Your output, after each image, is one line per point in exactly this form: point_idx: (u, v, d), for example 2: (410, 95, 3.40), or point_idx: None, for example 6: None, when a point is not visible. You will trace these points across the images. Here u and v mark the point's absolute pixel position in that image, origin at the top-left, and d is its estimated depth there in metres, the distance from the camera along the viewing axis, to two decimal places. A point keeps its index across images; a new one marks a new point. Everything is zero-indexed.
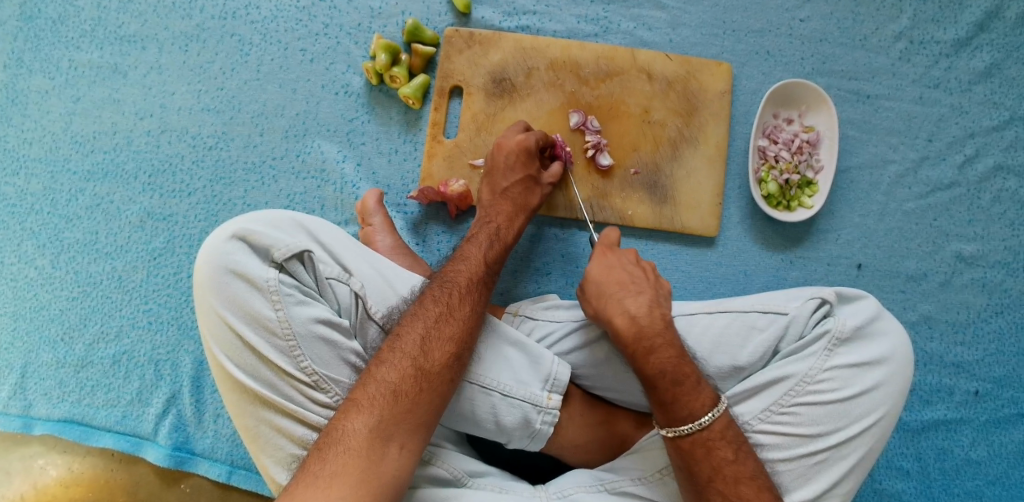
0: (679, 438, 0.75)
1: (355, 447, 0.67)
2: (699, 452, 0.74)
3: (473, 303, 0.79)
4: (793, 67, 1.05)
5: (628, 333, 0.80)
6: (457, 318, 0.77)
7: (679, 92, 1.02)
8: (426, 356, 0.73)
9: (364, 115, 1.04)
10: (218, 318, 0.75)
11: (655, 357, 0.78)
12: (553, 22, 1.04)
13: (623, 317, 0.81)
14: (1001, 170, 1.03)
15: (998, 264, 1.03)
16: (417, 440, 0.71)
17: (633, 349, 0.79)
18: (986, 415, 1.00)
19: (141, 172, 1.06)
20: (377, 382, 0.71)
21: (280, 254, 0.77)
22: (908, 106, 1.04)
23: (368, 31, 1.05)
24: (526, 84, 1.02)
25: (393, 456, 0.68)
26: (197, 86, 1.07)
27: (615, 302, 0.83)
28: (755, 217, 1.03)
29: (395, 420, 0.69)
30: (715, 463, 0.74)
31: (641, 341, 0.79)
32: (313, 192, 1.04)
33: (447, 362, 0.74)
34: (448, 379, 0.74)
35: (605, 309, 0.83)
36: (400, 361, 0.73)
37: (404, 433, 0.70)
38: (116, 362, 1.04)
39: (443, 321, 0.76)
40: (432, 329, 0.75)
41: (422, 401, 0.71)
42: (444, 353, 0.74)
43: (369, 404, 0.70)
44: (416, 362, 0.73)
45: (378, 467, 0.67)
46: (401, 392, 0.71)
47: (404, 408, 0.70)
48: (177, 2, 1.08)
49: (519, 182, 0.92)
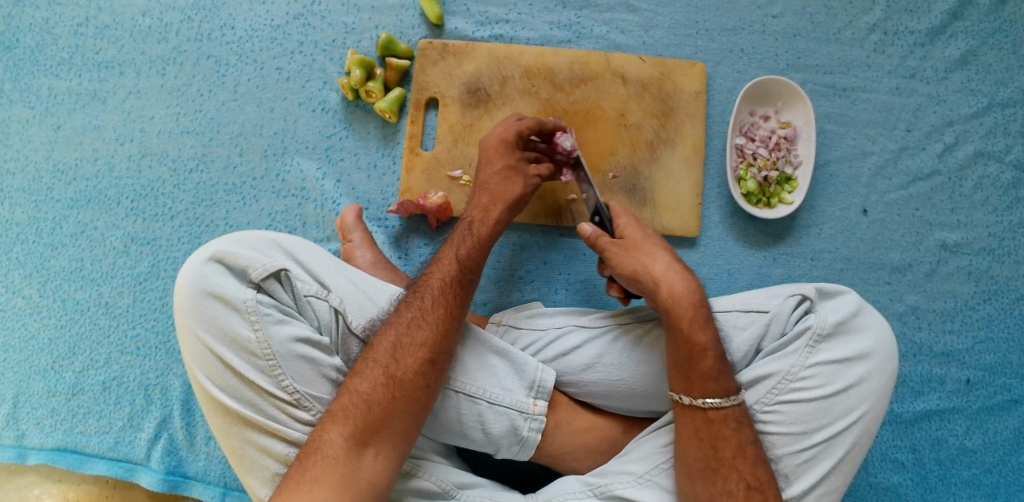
0: (710, 409, 0.76)
1: (333, 457, 0.68)
2: (728, 427, 0.76)
3: (449, 306, 0.78)
4: (768, 64, 1.05)
5: (683, 301, 0.78)
6: (430, 322, 0.77)
7: (655, 95, 1.02)
8: (398, 364, 0.73)
9: (341, 131, 1.04)
10: (200, 342, 0.78)
11: (704, 330, 0.78)
12: (526, 30, 1.04)
13: (681, 285, 0.79)
14: (982, 156, 1.03)
15: (983, 251, 1.02)
16: (397, 445, 0.71)
17: (685, 317, 0.78)
18: (978, 402, 1.00)
19: (124, 197, 1.07)
20: (351, 393, 0.72)
21: (257, 274, 0.79)
22: (885, 96, 1.04)
23: (343, 47, 1.05)
24: (501, 93, 1.01)
25: (371, 462, 0.69)
26: (176, 109, 1.07)
27: (671, 269, 0.80)
28: (736, 215, 1.02)
29: (369, 428, 0.70)
30: (740, 440, 0.75)
31: (694, 308, 0.78)
32: (295, 210, 1.03)
33: (420, 371, 0.74)
34: (423, 387, 0.74)
35: (660, 271, 0.80)
36: (373, 371, 0.73)
37: (380, 441, 0.70)
38: (106, 388, 1.04)
39: (415, 326, 0.76)
40: (403, 336, 0.75)
41: (395, 409, 0.71)
42: (415, 360, 0.74)
43: (343, 414, 0.71)
44: (389, 371, 0.73)
45: (354, 475, 0.68)
46: (373, 401, 0.71)
47: (377, 417, 0.70)
48: (153, 26, 1.08)
49: (499, 174, 0.90)
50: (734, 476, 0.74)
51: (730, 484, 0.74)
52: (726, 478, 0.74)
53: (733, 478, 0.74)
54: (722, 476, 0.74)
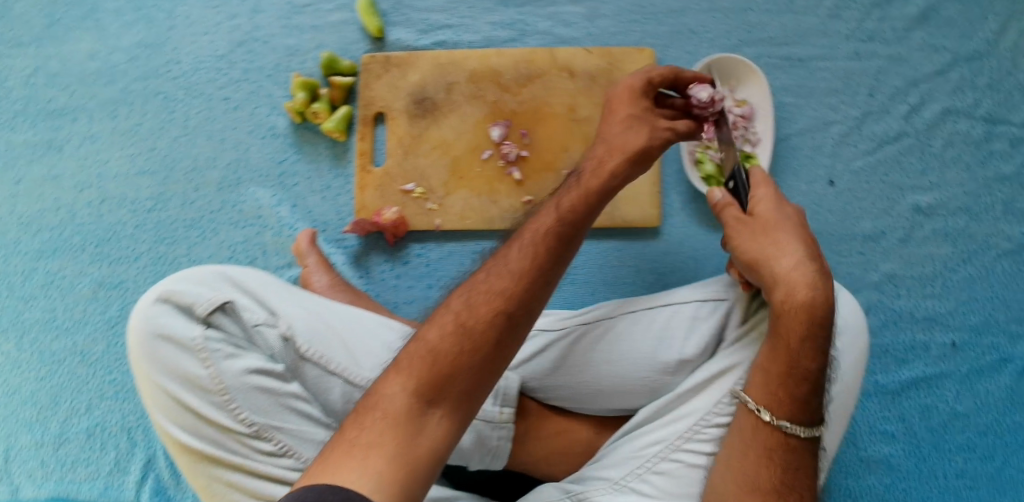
0: (787, 431, 0.72)
1: (390, 417, 0.55)
2: (798, 450, 0.73)
3: (543, 259, 0.64)
4: (720, 42, 1.02)
5: (797, 314, 0.72)
6: (514, 269, 0.63)
7: (605, 86, 0.99)
8: (471, 311, 0.61)
9: (292, 155, 1.03)
10: (156, 384, 0.78)
11: (807, 346, 0.72)
12: (469, 33, 1.02)
13: (803, 298, 0.71)
14: (951, 114, 1.00)
15: (959, 211, 0.98)
16: (465, 407, 0.58)
17: (796, 330, 0.72)
18: (966, 365, 0.96)
19: (88, 243, 1.08)
20: (419, 342, 0.60)
21: (202, 310, 0.79)
22: (844, 62, 1.01)
23: (288, 70, 1.04)
24: (447, 100, 1.00)
25: (433, 426, 0.56)
26: (129, 151, 1.07)
27: (800, 280, 0.72)
28: (697, 199, 0.99)
29: (433, 386, 0.57)
30: (788, 458, 0.73)
31: (812, 328, 0.72)
32: (253, 239, 1.02)
33: (495, 319, 0.60)
34: (501, 339, 0.60)
35: (784, 273, 0.73)
36: (443, 318, 0.61)
37: (447, 401, 0.57)
38: (90, 434, 1.05)
39: (495, 274, 0.64)
40: (482, 283, 0.63)
41: (465, 365, 0.58)
42: (491, 307, 0.61)
43: (408, 366, 0.58)
44: (460, 319, 0.60)
45: (412, 442, 0.55)
46: (441, 352, 0.58)
47: (443, 373, 0.57)
48: (100, 69, 1.09)
49: (622, 123, 0.76)
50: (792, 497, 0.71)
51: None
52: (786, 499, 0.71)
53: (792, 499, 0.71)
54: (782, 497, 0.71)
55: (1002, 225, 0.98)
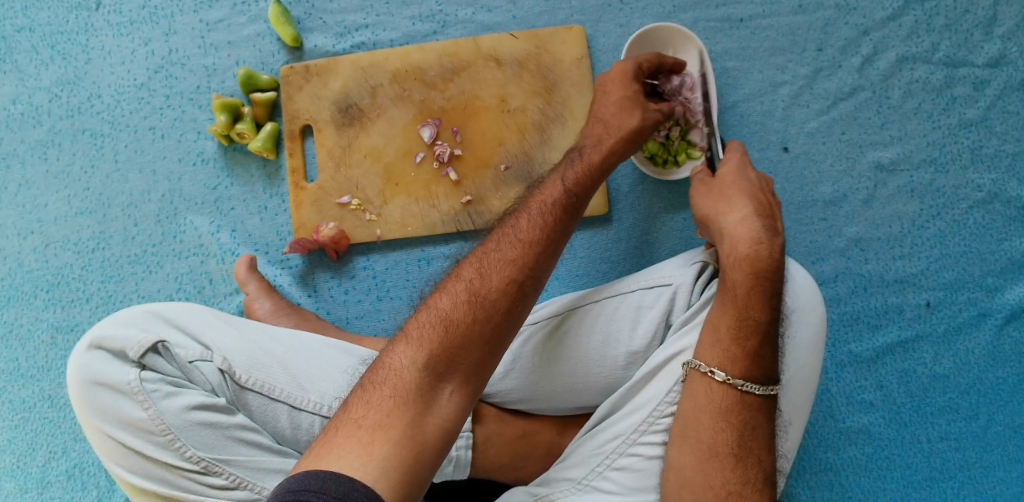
0: (742, 390, 0.68)
1: (402, 388, 0.54)
2: (754, 413, 0.69)
3: (552, 232, 0.64)
4: (652, 10, 0.96)
5: (744, 263, 0.71)
6: (524, 242, 0.63)
7: (534, 71, 0.94)
8: (482, 280, 0.59)
9: (226, 179, 1.00)
10: (99, 431, 0.76)
11: (756, 295, 0.71)
12: (388, 31, 0.98)
13: (747, 246, 0.72)
14: (907, 61, 0.93)
15: (923, 164, 0.93)
16: (476, 379, 0.57)
17: (744, 278, 0.71)
18: (943, 324, 0.91)
19: (39, 289, 1.06)
20: (431, 311, 0.58)
21: (134, 353, 0.77)
22: (787, 17, 0.94)
23: (209, 91, 1.02)
24: (373, 105, 0.96)
25: (444, 400, 0.55)
26: (66, 192, 1.05)
27: (748, 231, 0.73)
28: (646, 180, 0.95)
29: (446, 358, 0.55)
30: (743, 423, 0.68)
31: (758, 280, 0.71)
32: (198, 269, 1.00)
33: (506, 291, 0.60)
34: (511, 309, 0.59)
35: (732, 229, 0.74)
36: (455, 286, 0.60)
37: (458, 375, 0.56)
38: (70, 476, 1.04)
39: (506, 245, 0.63)
40: (492, 253, 0.62)
41: (475, 337, 0.57)
42: (504, 276, 0.60)
43: (419, 334, 0.57)
44: (472, 287, 0.59)
45: (422, 417, 0.53)
46: (453, 322, 0.57)
47: (456, 343, 0.56)
48: (25, 111, 1.06)
49: (616, 104, 0.78)
50: (750, 467, 0.67)
51: (749, 472, 0.67)
52: (746, 467, 0.67)
53: (751, 468, 0.67)
54: (741, 464, 0.67)
55: (970, 174, 0.92)
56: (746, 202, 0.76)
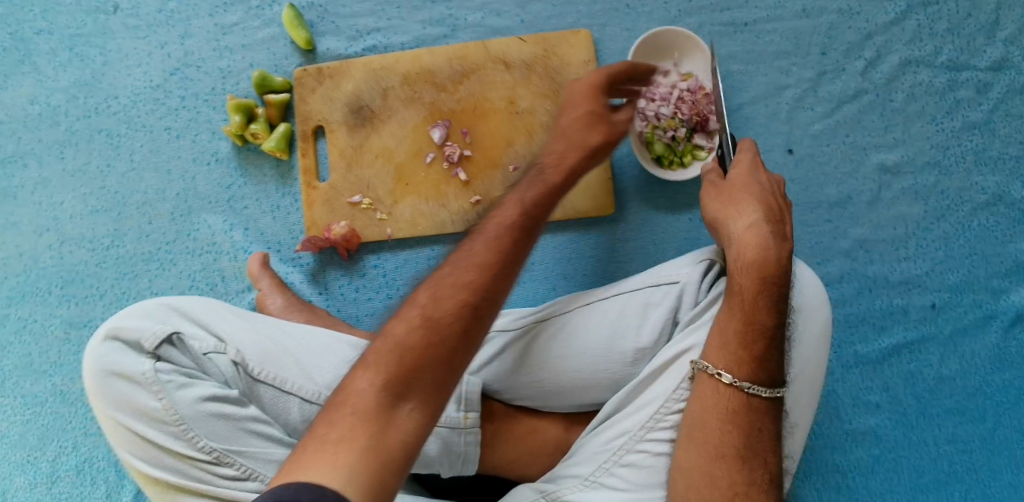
0: (748, 394, 0.70)
1: (359, 411, 0.54)
2: (759, 416, 0.70)
3: (509, 250, 0.64)
4: (658, 15, 0.98)
5: (751, 268, 0.72)
6: (481, 261, 0.63)
7: (542, 74, 0.96)
8: (437, 303, 0.59)
9: (239, 179, 1.02)
10: (115, 421, 0.78)
11: (765, 300, 0.71)
12: (400, 35, 1.00)
13: (755, 252, 0.73)
14: (910, 64, 0.95)
15: (928, 166, 0.94)
16: (435, 398, 0.57)
17: (753, 283, 0.72)
18: (949, 326, 0.92)
19: (54, 286, 1.07)
20: (387, 337, 0.58)
21: (150, 343, 0.79)
22: (791, 21, 0.96)
23: (224, 93, 1.04)
24: (384, 106, 0.98)
25: (403, 421, 0.55)
26: (82, 190, 1.07)
27: (757, 236, 0.74)
28: (652, 181, 0.96)
29: (402, 380, 0.56)
30: (748, 427, 0.70)
31: (766, 284, 0.71)
32: (211, 266, 1.02)
33: (462, 311, 0.59)
34: (467, 329, 0.59)
35: (740, 233, 0.75)
36: (409, 311, 0.59)
37: (417, 395, 0.56)
38: (79, 471, 1.05)
39: (461, 266, 0.62)
40: (449, 274, 0.62)
41: (432, 359, 0.57)
42: (460, 297, 0.60)
43: (376, 360, 0.57)
44: (426, 311, 0.59)
45: (384, 436, 0.53)
46: (410, 346, 0.57)
47: (412, 365, 0.56)
48: (43, 112, 1.08)
49: (581, 120, 0.80)
50: (756, 468, 0.69)
51: (754, 474, 0.68)
52: (753, 469, 0.69)
53: (757, 470, 0.69)
54: (746, 466, 0.69)
55: (975, 177, 0.94)
56: (755, 202, 0.76)
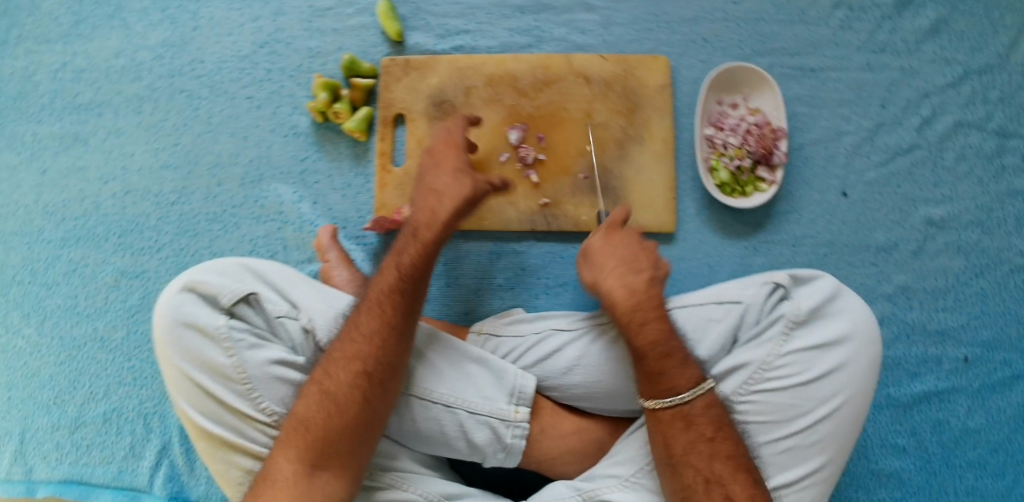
0: (660, 409, 0.76)
1: (283, 480, 0.71)
2: (677, 425, 0.75)
3: (386, 319, 0.78)
4: (732, 51, 1.04)
5: (623, 307, 0.81)
6: (365, 334, 0.77)
7: (619, 92, 1.01)
8: (330, 379, 0.75)
9: (313, 154, 1.05)
10: (179, 371, 0.79)
11: (648, 328, 0.79)
12: (486, 39, 1.05)
13: (620, 292, 0.82)
14: (962, 127, 1.01)
15: (971, 225, 1.00)
16: (349, 459, 0.73)
17: (622, 322, 0.80)
18: (979, 380, 0.97)
19: (111, 234, 1.09)
20: (297, 414, 0.74)
21: (227, 300, 0.80)
22: (857, 73, 1.02)
23: (309, 71, 1.08)
24: (465, 103, 1.02)
25: (323, 482, 0.72)
26: (154, 144, 1.10)
27: (617, 277, 0.83)
28: (711, 207, 1.01)
29: (315, 450, 0.72)
30: (691, 440, 0.74)
31: (637, 315, 0.80)
32: (274, 234, 1.04)
33: (352, 384, 0.75)
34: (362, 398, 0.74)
35: (605, 281, 0.84)
36: (308, 391, 0.75)
37: (331, 461, 0.72)
38: (106, 419, 1.05)
39: (349, 341, 0.77)
40: (337, 352, 0.77)
41: (335, 427, 0.73)
42: (347, 372, 0.75)
43: (289, 437, 0.73)
44: (322, 387, 0.75)
45: (308, 494, 0.70)
46: (310, 422, 0.73)
47: (317, 437, 0.72)
48: (127, 65, 1.11)
49: (447, 173, 0.87)
50: (689, 471, 0.73)
51: (687, 478, 0.73)
52: (682, 474, 0.73)
53: (690, 474, 0.73)
54: (679, 472, 0.73)
55: (1014, 240, 0.99)
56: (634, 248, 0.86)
